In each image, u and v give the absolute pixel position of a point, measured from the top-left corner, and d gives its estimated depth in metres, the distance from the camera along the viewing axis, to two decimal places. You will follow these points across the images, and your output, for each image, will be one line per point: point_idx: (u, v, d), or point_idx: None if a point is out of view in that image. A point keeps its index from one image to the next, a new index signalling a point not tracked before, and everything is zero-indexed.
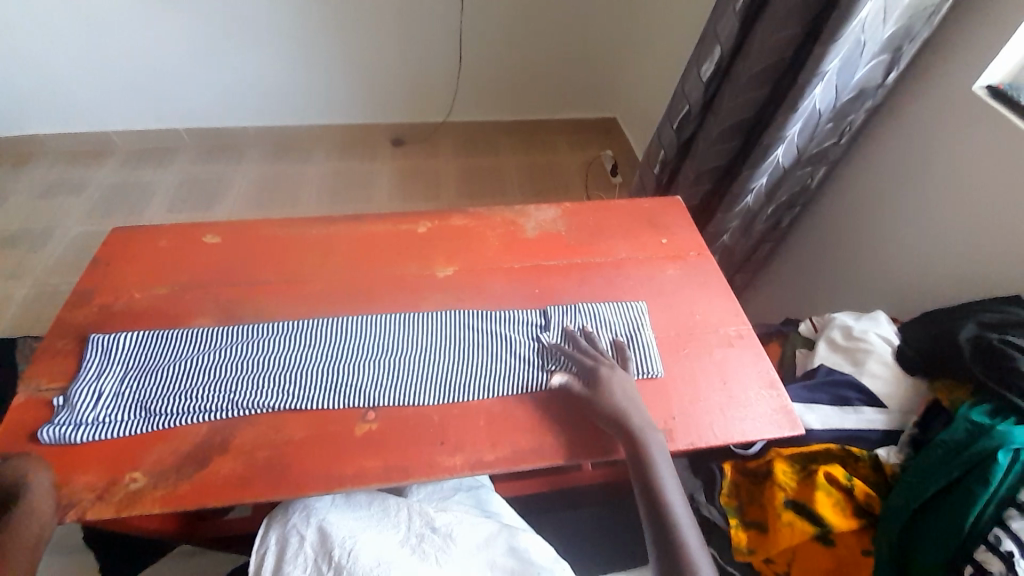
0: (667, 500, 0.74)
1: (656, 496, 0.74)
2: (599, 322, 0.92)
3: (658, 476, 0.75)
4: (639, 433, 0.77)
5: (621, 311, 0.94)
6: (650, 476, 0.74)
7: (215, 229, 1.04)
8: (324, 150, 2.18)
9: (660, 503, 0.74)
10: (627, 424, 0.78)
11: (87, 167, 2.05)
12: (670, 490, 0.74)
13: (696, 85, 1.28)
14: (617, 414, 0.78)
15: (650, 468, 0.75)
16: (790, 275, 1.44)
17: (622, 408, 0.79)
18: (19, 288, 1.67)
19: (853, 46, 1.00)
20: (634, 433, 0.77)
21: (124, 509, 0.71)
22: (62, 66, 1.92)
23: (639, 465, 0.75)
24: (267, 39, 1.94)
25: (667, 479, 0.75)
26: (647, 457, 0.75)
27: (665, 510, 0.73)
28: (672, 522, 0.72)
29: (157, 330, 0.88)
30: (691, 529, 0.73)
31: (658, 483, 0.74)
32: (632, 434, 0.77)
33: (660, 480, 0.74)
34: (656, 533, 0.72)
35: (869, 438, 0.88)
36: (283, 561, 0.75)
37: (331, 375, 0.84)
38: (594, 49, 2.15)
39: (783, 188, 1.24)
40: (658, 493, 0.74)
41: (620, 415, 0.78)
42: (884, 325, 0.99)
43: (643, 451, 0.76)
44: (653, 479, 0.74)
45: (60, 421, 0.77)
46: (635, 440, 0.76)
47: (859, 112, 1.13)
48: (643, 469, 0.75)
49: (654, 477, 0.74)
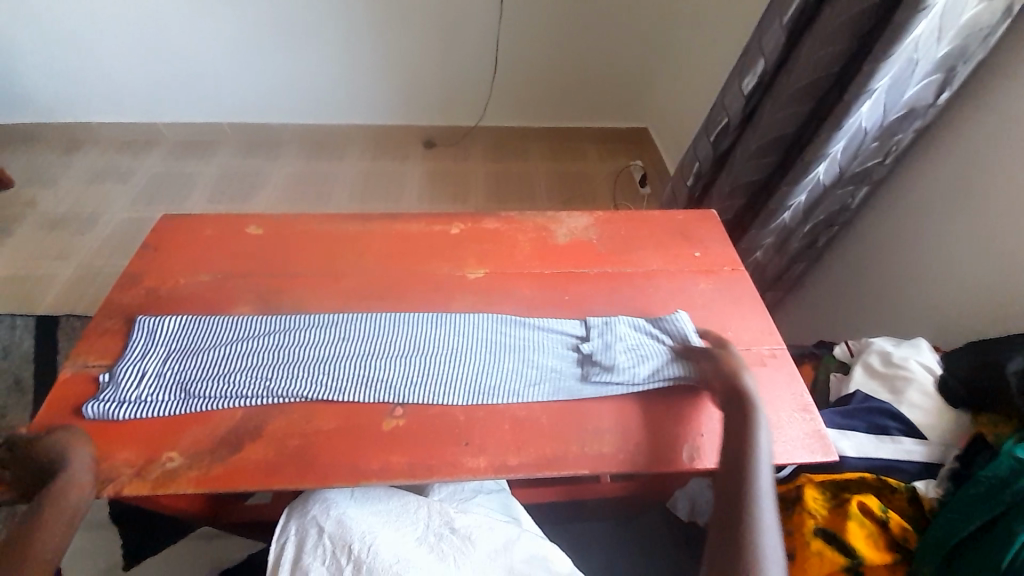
0: (756, 490, 0.69)
1: (744, 474, 0.70)
2: (640, 332, 0.90)
3: (756, 463, 0.71)
4: (752, 417, 0.76)
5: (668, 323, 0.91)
6: (746, 465, 0.71)
7: (257, 221, 1.08)
8: (358, 150, 2.23)
9: (745, 492, 0.69)
10: (745, 411, 0.76)
11: (135, 156, 2.15)
12: (761, 476, 0.70)
13: (736, 98, 1.27)
14: (736, 402, 0.78)
15: (750, 447, 0.73)
16: (824, 296, 1.40)
17: (744, 396, 0.78)
18: (65, 269, 1.74)
19: (905, 64, 0.97)
20: (745, 415, 0.76)
21: (160, 487, 0.74)
22: (115, 59, 2.01)
23: (740, 451, 0.73)
24: (309, 40, 2.00)
25: (763, 462, 0.72)
26: (751, 438, 0.73)
27: (751, 498, 0.68)
28: (752, 509, 0.67)
29: (199, 315, 0.91)
30: (772, 524, 0.66)
31: (751, 464, 0.71)
32: (746, 421, 0.75)
33: (756, 468, 0.71)
34: (724, 506, 0.69)
35: (906, 469, 0.85)
36: (302, 553, 0.77)
37: (368, 370, 0.85)
38: (630, 58, 2.14)
39: (822, 208, 1.21)
40: (747, 474, 0.70)
41: (740, 402, 0.77)
42: (926, 352, 0.96)
43: (751, 438, 0.74)
44: (748, 466, 0.71)
45: (104, 398, 0.80)
46: (746, 429, 0.75)
47: (907, 132, 1.09)
48: (741, 456, 0.72)
49: (751, 467, 0.71)
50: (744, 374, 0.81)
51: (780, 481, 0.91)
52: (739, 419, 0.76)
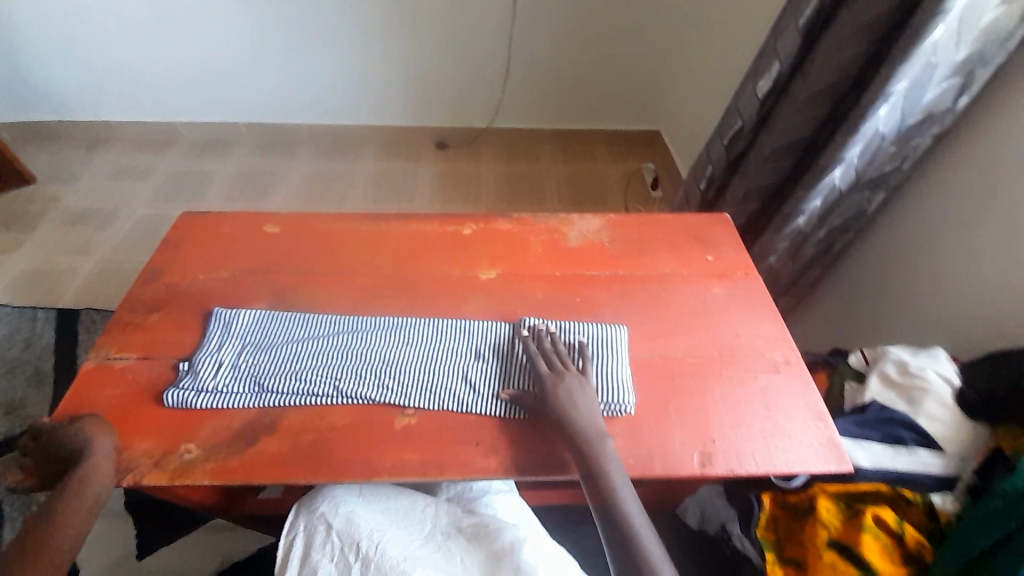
0: (630, 522, 0.71)
1: (611, 501, 0.72)
2: (564, 329, 0.91)
3: (615, 487, 0.73)
4: (586, 445, 0.76)
5: (595, 331, 0.90)
6: (616, 510, 0.72)
7: (273, 219, 1.09)
8: (371, 150, 2.25)
9: (619, 526, 0.71)
10: (576, 443, 0.76)
11: (154, 154, 2.19)
12: (626, 498, 0.73)
13: (751, 103, 1.26)
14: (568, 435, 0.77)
15: (598, 469, 0.74)
16: (840, 303, 1.39)
17: (568, 425, 0.77)
18: (86, 264, 1.78)
19: (922, 69, 0.96)
20: (579, 442, 0.76)
21: (178, 477, 0.75)
22: (134, 59, 2.05)
23: (599, 492, 0.73)
24: (324, 39, 2.02)
25: (620, 480, 0.74)
26: (598, 463, 0.74)
27: (631, 539, 0.71)
28: (625, 521, 0.71)
29: (273, 310, 0.94)
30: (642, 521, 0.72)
31: (612, 490, 0.73)
32: (583, 451, 0.75)
33: (618, 490, 0.73)
34: (612, 537, 0.71)
35: (922, 481, 0.84)
36: (311, 549, 0.77)
37: (423, 374, 0.85)
38: (643, 61, 2.14)
39: (838, 214, 1.19)
40: (612, 498, 0.72)
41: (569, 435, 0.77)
42: (944, 361, 0.94)
43: (596, 465, 0.74)
44: (611, 493, 0.73)
45: (183, 386, 0.83)
46: (597, 473, 0.74)
47: (925, 137, 1.07)
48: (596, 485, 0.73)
49: (616, 500, 0.72)
50: (565, 400, 0.80)
51: (791, 490, 0.88)
52: (581, 453, 0.76)
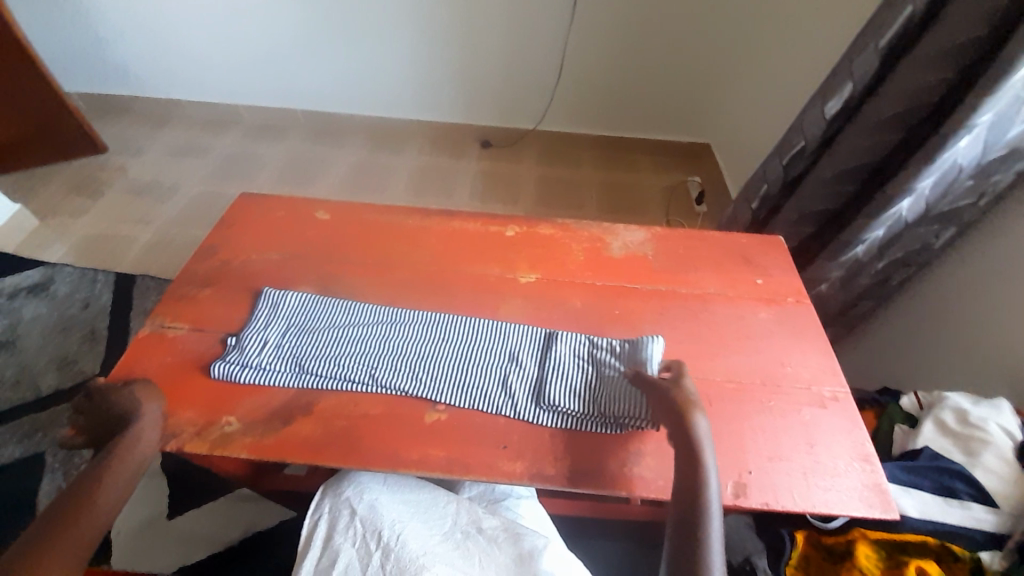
0: (703, 533, 0.64)
1: (695, 510, 0.66)
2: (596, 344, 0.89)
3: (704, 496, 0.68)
4: (699, 451, 0.72)
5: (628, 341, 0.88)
6: (694, 518, 0.66)
7: (324, 207, 1.13)
8: (416, 145, 2.29)
9: (694, 542, 0.63)
10: (689, 453, 0.72)
11: (214, 134, 2.30)
12: (710, 511, 0.66)
13: (817, 122, 1.21)
14: (682, 441, 0.73)
15: (697, 477, 0.69)
16: (893, 338, 1.31)
17: (689, 435, 0.73)
18: (145, 233, 1.89)
19: (1012, 101, 0.89)
20: (690, 449, 0.72)
21: (216, 448, 0.79)
22: (203, 44, 2.15)
23: (688, 498, 0.68)
24: (382, 35, 2.06)
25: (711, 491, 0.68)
26: (699, 471, 0.70)
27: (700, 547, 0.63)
28: (702, 528, 0.65)
29: (319, 295, 0.96)
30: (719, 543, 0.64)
31: (701, 498, 0.67)
32: (690, 458, 0.71)
33: (706, 502, 0.67)
34: (674, 544, 0.64)
35: (973, 538, 0.79)
36: (334, 532, 0.79)
37: (460, 372, 0.86)
38: (699, 72, 2.08)
39: (900, 245, 1.13)
40: (699, 505, 0.67)
41: (686, 445, 0.73)
42: (1007, 414, 0.87)
43: (700, 473, 0.70)
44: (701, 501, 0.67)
45: (230, 360, 0.86)
46: (692, 473, 0.70)
47: (1008, 173, 0.99)
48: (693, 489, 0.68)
49: (700, 507, 0.67)
50: (696, 414, 0.76)
51: (827, 531, 0.85)
52: (688, 466, 0.71)
